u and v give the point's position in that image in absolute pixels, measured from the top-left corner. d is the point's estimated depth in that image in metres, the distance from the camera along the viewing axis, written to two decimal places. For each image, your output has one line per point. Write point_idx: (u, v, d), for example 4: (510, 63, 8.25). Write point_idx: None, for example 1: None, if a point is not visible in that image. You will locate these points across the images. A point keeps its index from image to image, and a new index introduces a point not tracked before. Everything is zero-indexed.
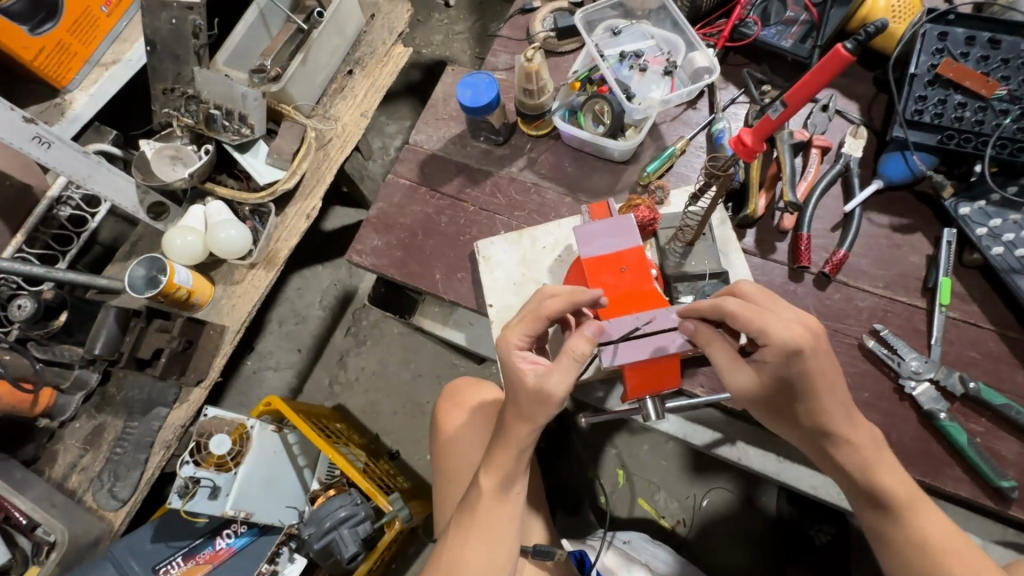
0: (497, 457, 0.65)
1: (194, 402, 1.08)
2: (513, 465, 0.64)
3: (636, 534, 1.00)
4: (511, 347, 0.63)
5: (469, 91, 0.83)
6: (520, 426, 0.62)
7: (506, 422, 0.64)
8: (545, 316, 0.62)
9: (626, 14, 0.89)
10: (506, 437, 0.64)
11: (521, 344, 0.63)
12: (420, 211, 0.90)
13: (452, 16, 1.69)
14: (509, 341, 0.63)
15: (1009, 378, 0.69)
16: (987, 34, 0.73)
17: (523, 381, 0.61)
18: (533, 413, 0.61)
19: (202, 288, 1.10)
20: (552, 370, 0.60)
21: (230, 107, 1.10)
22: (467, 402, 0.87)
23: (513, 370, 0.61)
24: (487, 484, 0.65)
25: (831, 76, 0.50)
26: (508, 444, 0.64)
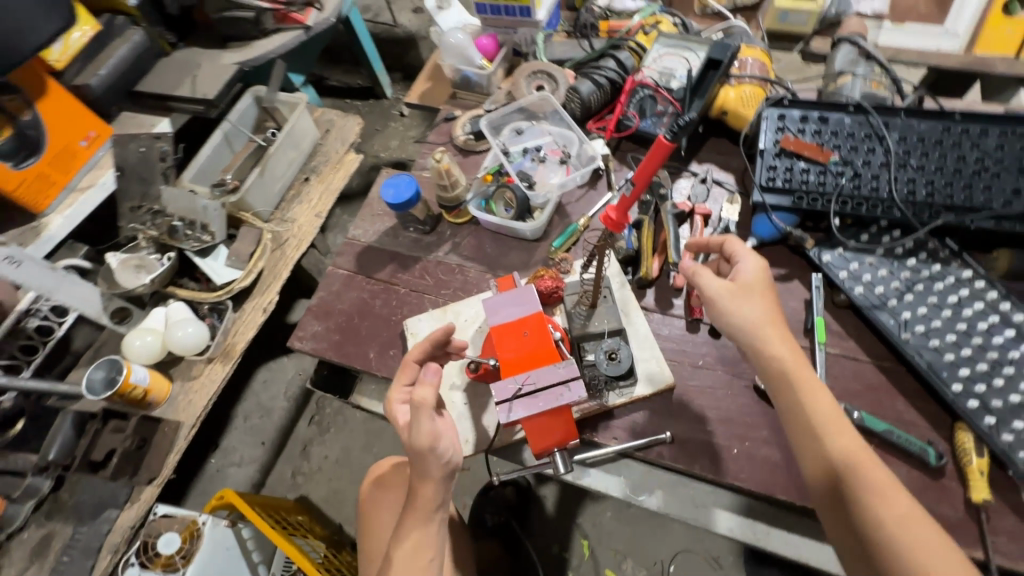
0: (407, 523, 0.65)
1: (145, 500, 1.08)
2: (424, 532, 0.64)
3: None
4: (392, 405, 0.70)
5: (391, 190, 0.95)
6: (425, 488, 0.64)
7: (415, 492, 0.65)
8: (414, 362, 0.71)
9: (528, 116, 1.04)
10: (417, 505, 0.64)
11: (404, 399, 0.70)
12: (357, 296, 0.98)
13: (405, 124, 1.91)
14: (394, 401, 0.70)
15: (890, 406, 0.74)
16: (817, 113, 0.87)
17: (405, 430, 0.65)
18: (423, 474, 0.64)
19: (159, 386, 1.14)
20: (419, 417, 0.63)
21: (192, 219, 1.22)
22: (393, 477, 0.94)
23: (399, 428, 0.67)
24: (397, 551, 0.64)
25: (661, 159, 0.63)
26: (418, 512, 0.64)
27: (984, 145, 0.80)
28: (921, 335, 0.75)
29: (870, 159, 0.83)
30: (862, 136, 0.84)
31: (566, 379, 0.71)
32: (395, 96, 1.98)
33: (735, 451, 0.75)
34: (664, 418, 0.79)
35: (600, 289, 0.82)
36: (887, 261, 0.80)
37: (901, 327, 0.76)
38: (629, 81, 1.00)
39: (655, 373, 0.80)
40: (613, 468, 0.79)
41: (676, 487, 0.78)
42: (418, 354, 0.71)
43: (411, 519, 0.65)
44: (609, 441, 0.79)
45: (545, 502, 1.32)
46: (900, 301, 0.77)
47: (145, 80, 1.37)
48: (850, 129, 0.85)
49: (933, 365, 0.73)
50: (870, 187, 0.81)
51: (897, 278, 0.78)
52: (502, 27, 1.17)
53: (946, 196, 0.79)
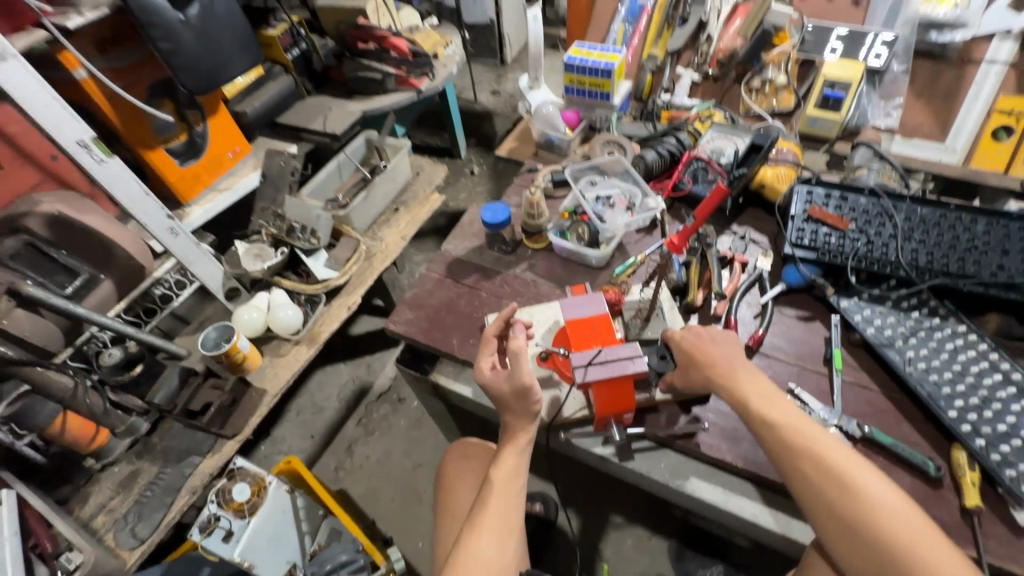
0: (505, 449, 0.82)
1: (226, 452, 1.23)
2: (519, 456, 0.82)
3: None
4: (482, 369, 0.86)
5: (490, 213, 1.18)
6: (522, 421, 0.83)
7: (513, 429, 0.84)
8: (493, 336, 0.88)
9: (601, 173, 1.29)
10: (514, 437, 0.83)
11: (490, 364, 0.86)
12: (445, 295, 1.18)
13: (475, 180, 2.22)
14: (482, 367, 0.86)
15: (897, 426, 0.88)
16: (838, 192, 1.09)
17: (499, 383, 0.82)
18: (522, 411, 0.82)
19: (254, 355, 1.32)
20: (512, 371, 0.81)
21: (305, 224, 1.46)
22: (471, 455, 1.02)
23: (493, 381, 0.83)
24: (498, 468, 0.80)
25: (720, 200, 0.86)
26: (514, 443, 0.83)
27: (974, 229, 1.00)
28: (923, 371, 0.90)
29: (881, 231, 1.03)
30: (875, 213, 1.05)
31: (631, 355, 0.84)
32: (468, 157, 2.31)
33: (761, 448, 0.89)
34: (701, 415, 0.93)
35: (655, 305, 1.01)
36: (895, 311, 0.97)
37: (906, 363, 0.91)
38: (686, 154, 1.25)
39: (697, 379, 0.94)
40: (652, 455, 0.93)
41: (709, 477, 0.91)
42: (498, 329, 0.89)
43: (507, 450, 0.82)
44: (655, 430, 0.92)
45: (569, 523, 1.40)
46: (906, 343, 0.93)
47: (285, 115, 1.69)
48: (865, 208, 1.06)
49: (932, 394, 0.87)
50: (881, 252, 1.00)
51: (903, 325, 0.95)
52: (585, 106, 1.45)
53: (944, 264, 0.97)
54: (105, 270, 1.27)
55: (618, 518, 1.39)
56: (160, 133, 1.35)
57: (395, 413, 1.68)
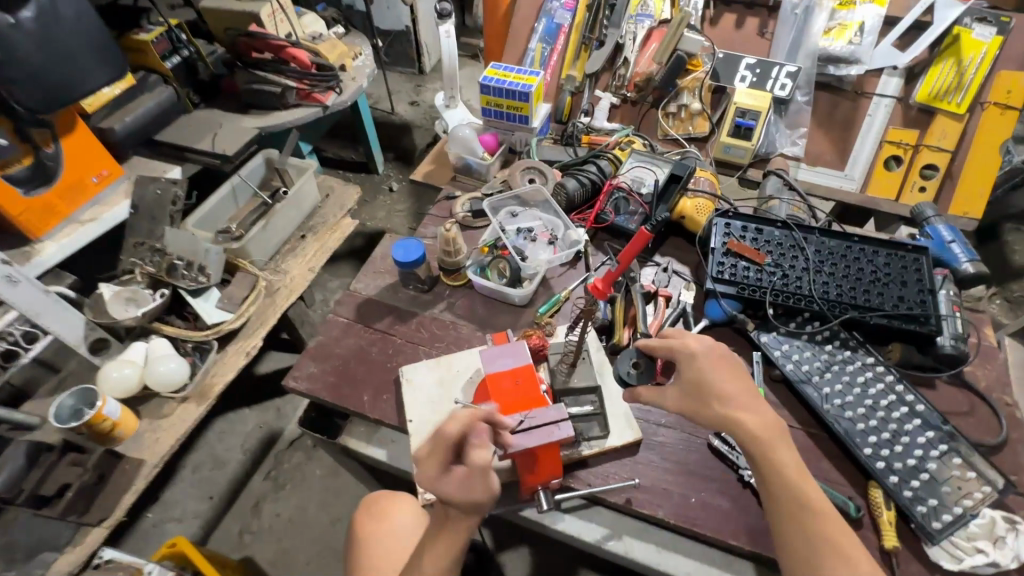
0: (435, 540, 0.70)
1: (91, 542, 1.03)
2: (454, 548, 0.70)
3: None
4: (429, 479, 0.66)
5: (401, 251, 1.07)
6: (465, 519, 0.69)
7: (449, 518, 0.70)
8: (449, 439, 0.65)
9: (521, 202, 1.22)
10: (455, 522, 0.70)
11: (440, 470, 0.66)
12: (354, 342, 1.06)
13: (394, 198, 2.09)
14: (427, 476, 0.66)
15: (817, 465, 0.88)
16: (754, 225, 1.10)
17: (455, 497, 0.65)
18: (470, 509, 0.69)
19: (128, 420, 1.12)
20: (474, 486, 0.65)
21: (191, 260, 1.27)
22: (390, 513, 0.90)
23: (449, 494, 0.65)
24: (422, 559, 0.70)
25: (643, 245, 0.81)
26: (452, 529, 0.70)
27: (876, 262, 1.04)
28: (838, 406, 0.91)
29: (795, 264, 1.04)
30: (788, 246, 1.07)
31: (556, 420, 0.78)
32: (386, 173, 2.17)
33: (692, 500, 0.85)
34: (632, 468, 0.89)
35: (581, 350, 0.95)
36: (810, 345, 0.98)
37: (823, 399, 0.92)
38: (607, 184, 1.22)
39: (624, 428, 0.90)
40: (584, 515, 0.88)
41: (641, 533, 0.87)
42: (460, 429, 0.65)
43: (438, 538, 0.71)
44: (586, 488, 0.86)
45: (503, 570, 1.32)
46: (821, 378, 0.94)
47: (165, 132, 1.47)
48: (779, 240, 1.08)
49: (848, 431, 0.88)
50: (796, 285, 1.02)
51: (818, 359, 0.96)
52: (503, 129, 1.39)
53: (852, 297, 1.00)
54: None
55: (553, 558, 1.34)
56: None
57: (310, 461, 1.52)
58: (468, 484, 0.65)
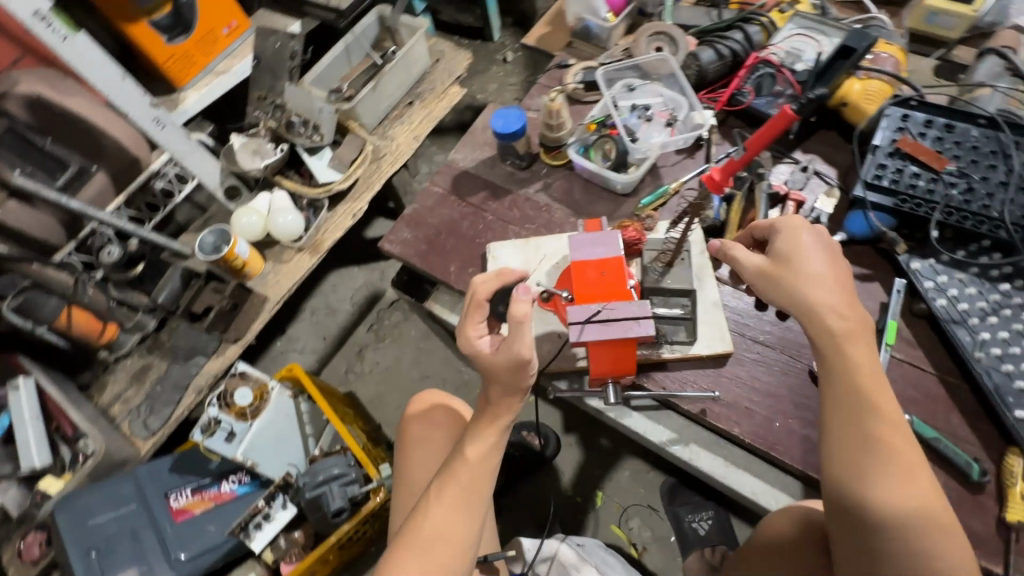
0: (483, 426, 0.75)
1: (229, 356, 1.24)
2: (497, 438, 0.74)
3: (590, 540, 1.03)
4: (471, 341, 0.74)
5: (501, 121, 1.00)
6: (510, 398, 0.74)
7: (493, 399, 0.74)
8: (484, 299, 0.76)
9: (642, 75, 1.06)
10: (496, 410, 0.74)
11: (480, 333, 0.75)
12: (447, 214, 1.06)
13: (507, 69, 1.95)
14: (470, 337, 0.74)
15: (944, 418, 0.75)
16: (943, 120, 0.85)
17: (493, 360, 0.71)
18: (513, 384, 0.72)
19: (255, 261, 1.27)
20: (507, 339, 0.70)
21: (307, 117, 1.32)
22: (433, 412, 0.97)
23: (484, 355, 0.72)
24: (470, 452, 0.73)
25: (782, 128, 0.67)
26: (494, 415, 0.74)
27: None
28: (996, 358, 0.74)
29: (988, 177, 0.81)
30: (986, 152, 0.82)
31: (637, 315, 0.71)
32: (501, 41, 2.02)
33: (776, 424, 0.79)
34: (714, 380, 0.83)
35: (680, 249, 0.85)
36: (979, 281, 0.79)
37: (976, 346, 0.76)
38: (752, 56, 1.00)
39: (714, 338, 0.83)
40: (652, 415, 0.85)
41: (710, 446, 0.83)
42: (490, 292, 0.77)
43: (484, 425, 0.75)
44: (659, 391, 0.82)
45: (569, 449, 1.39)
46: (982, 321, 0.77)
47: None
48: (974, 143, 0.83)
49: (1000, 387, 0.73)
50: (981, 204, 0.80)
51: (984, 299, 0.78)
52: None
53: None
54: (98, 161, 1.23)
55: (618, 449, 1.38)
56: (142, 3, 1.19)
57: (406, 322, 1.66)
58: (506, 340, 0.70)
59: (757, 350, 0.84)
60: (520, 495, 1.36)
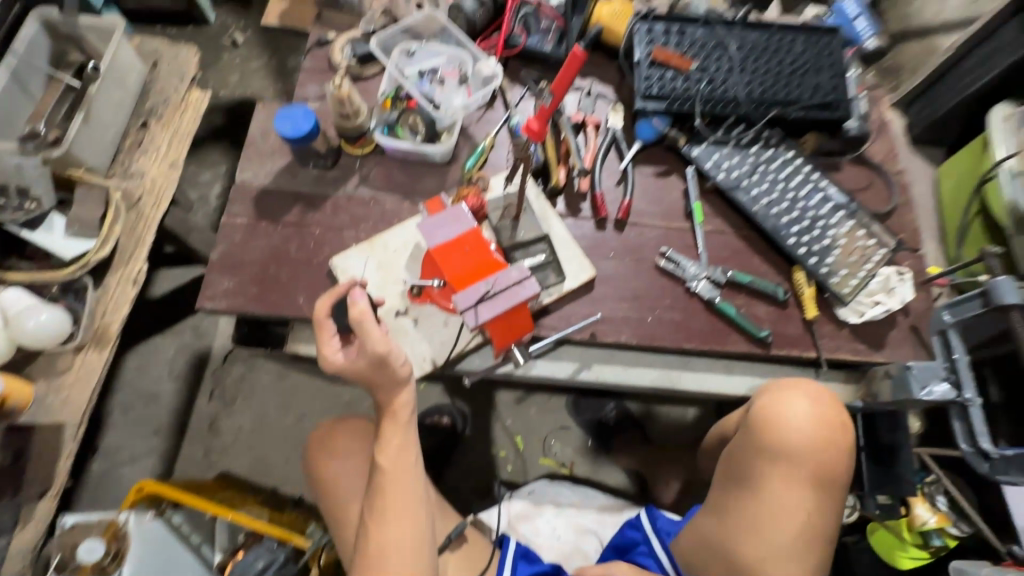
0: (387, 431, 0.80)
1: (41, 517, 0.95)
2: (404, 434, 0.80)
3: (540, 483, 1.12)
4: (329, 357, 0.75)
5: (288, 122, 0.88)
6: (399, 395, 0.79)
7: (384, 401, 0.80)
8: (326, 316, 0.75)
9: (414, 37, 1.02)
10: (393, 412, 0.80)
11: (335, 348, 0.75)
12: (266, 244, 0.92)
13: (243, 54, 1.68)
14: (325, 356, 0.75)
15: (751, 263, 0.96)
16: (676, 26, 1.01)
17: (357, 365, 0.75)
18: (390, 380, 0.77)
19: (20, 388, 0.94)
20: (361, 343, 0.73)
21: (6, 181, 1.00)
22: (337, 442, 0.90)
23: (346, 365, 0.75)
24: (386, 459, 0.78)
25: (576, 71, 0.72)
26: (395, 417, 0.80)
27: (795, 50, 1.01)
28: (766, 206, 0.96)
29: (720, 66, 0.99)
30: (712, 46, 1.00)
31: (519, 279, 0.75)
32: (221, 21, 1.71)
33: (649, 319, 0.91)
34: (591, 304, 0.91)
35: (523, 200, 0.89)
36: (738, 150, 0.99)
37: (752, 201, 0.96)
38: None
39: (578, 268, 0.91)
40: (554, 356, 0.91)
41: (608, 360, 0.93)
42: (330, 308, 0.75)
43: (388, 425, 0.80)
44: (552, 334, 0.89)
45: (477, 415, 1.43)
46: (749, 181, 0.97)
47: None
48: (702, 41, 1.00)
49: (776, 227, 0.95)
50: (722, 90, 0.98)
51: (745, 163, 0.98)
52: None
53: (773, 93, 0.99)
54: None
55: (519, 393, 1.46)
56: None
57: (253, 370, 1.44)
58: (360, 345, 0.74)
59: (612, 264, 0.94)
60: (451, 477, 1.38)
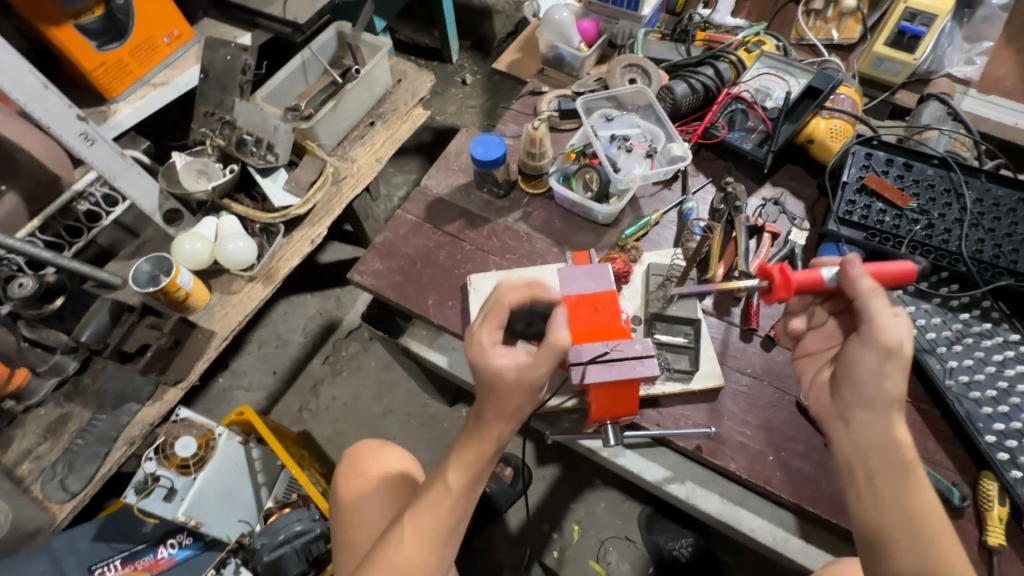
0: (465, 449, 0.67)
1: (167, 402, 1.09)
2: (482, 463, 0.66)
3: None
4: (483, 348, 0.65)
5: (481, 147, 0.97)
6: (498, 424, 0.66)
7: (484, 420, 0.66)
8: (509, 306, 0.69)
9: (618, 106, 1.06)
10: (484, 435, 0.66)
11: (494, 341, 0.66)
12: (422, 243, 1.00)
13: (466, 91, 1.94)
14: (484, 344, 0.65)
15: (922, 445, 0.78)
16: (902, 159, 0.91)
17: (505, 374, 0.63)
18: (511, 408, 0.65)
19: (199, 292, 1.15)
20: (532, 360, 0.64)
21: (260, 136, 1.21)
22: (367, 459, 0.86)
23: (498, 363, 0.64)
24: (454, 480, 0.66)
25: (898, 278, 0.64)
26: (481, 440, 0.66)
27: None
28: (964, 385, 0.78)
29: (945, 213, 0.86)
30: (941, 190, 0.88)
31: (641, 355, 0.71)
32: (460, 63, 1.99)
33: (770, 458, 0.78)
34: (707, 414, 0.82)
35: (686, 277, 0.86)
36: (942, 311, 0.83)
37: (946, 373, 0.79)
38: (723, 93, 1.03)
39: (705, 372, 0.82)
40: (645, 453, 0.84)
41: (705, 482, 0.81)
42: (517, 300, 0.70)
43: (465, 446, 0.67)
44: (653, 428, 0.81)
45: (541, 482, 1.36)
46: (949, 350, 0.81)
47: None
48: (931, 181, 0.89)
49: (971, 414, 0.76)
50: (941, 239, 0.85)
51: (948, 328, 0.82)
52: (606, 16, 1.20)
53: (1010, 261, 0.82)
54: (8, 180, 1.07)
55: (593, 479, 1.35)
56: (66, 5, 1.05)
57: (366, 353, 1.56)
58: (531, 357, 0.63)
59: (745, 381, 0.84)
60: (494, 533, 1.31)
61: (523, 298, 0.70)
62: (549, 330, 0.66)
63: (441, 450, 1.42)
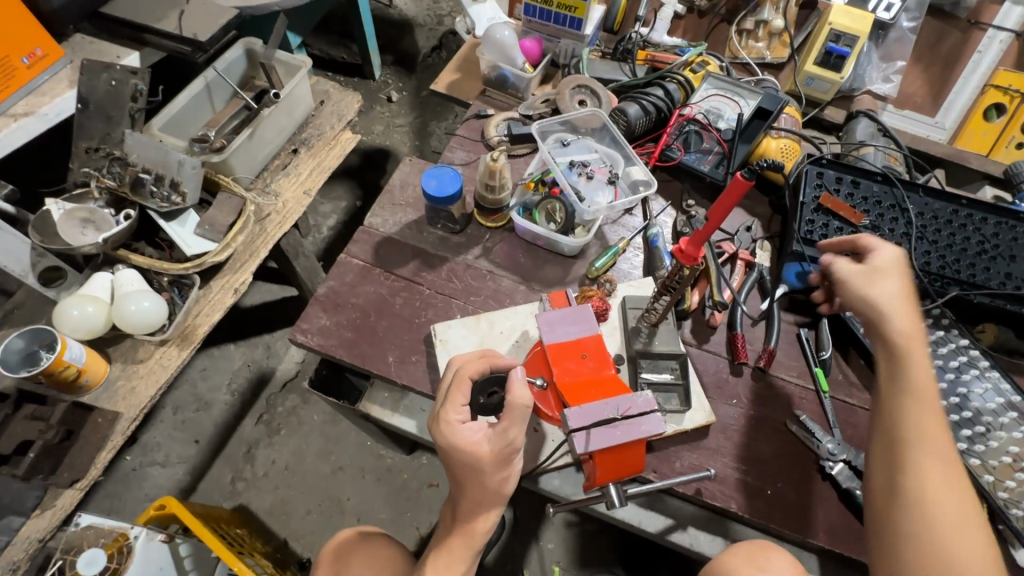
0: (453, 544, 0.63)
1: (61, 507, 0.89)
2: (467, 564, 0.63)
3: None
4: (454, 426, 0.61)
5: (434, 182, 0.87)
6: (487, 510, 0.63)
7: (462, 511, 0.63)
8: (470, 378, 0.64)
9: (571, 129, 1.01)
10: (469, 526, 0.63)
11: (463, 417, 0.62)
12: (373, 291, 0.89)
13: (393, 109, 1.81)
14: (452, 424, 0.61)
15: None
16: (850, 177, 0.94)
17: (481, 453, 0.60)
18: (492, 489, 0.61)
19: (95, 366, 0.95)
20: (502, 430, 0.60)
21: (161, 173, 1.03)
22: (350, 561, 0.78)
23: (469, 444, 0.60)
24: None
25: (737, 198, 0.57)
26: (469, 533, 0.63)
27: (984, 230, 0.90)
28: None
29: (894, 228, 0.90)
30: (887, 206, 0.92)
31: (645, 409, 0.67)
32: (383, 79, 1.87)
33: (768, 492, 0.76)
34: (701, 453, 0.78)
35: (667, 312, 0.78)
36: None
37: None
38: (676, 114, 1.02)
39: (694, 410, 0.79)
40: (645, 502, 0.79)
41: (708, 526, 0.78)
42: (477, 369, 0.65)
43: (444, 548, 0.64)
44: (652, 477, 0.76)
45: (516, 524, 1.28)
46: None
47: (114, 3, 1.15)
48: (878, 198, 0.92)
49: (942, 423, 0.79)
50: None
51: None
52: (547, 35, 1.15)
53: (955, 271, 0.87)
54: None
55: (568, 514, 1.29)
56: None
57: (305, 406, 1.39)
58: (505, 427, 0.60)
59: (733, 413, 0.81)
60: None
61: (483, 367, 0.66)
62: (509, 391, 0.61)
63: (403, 505, 1.29)
